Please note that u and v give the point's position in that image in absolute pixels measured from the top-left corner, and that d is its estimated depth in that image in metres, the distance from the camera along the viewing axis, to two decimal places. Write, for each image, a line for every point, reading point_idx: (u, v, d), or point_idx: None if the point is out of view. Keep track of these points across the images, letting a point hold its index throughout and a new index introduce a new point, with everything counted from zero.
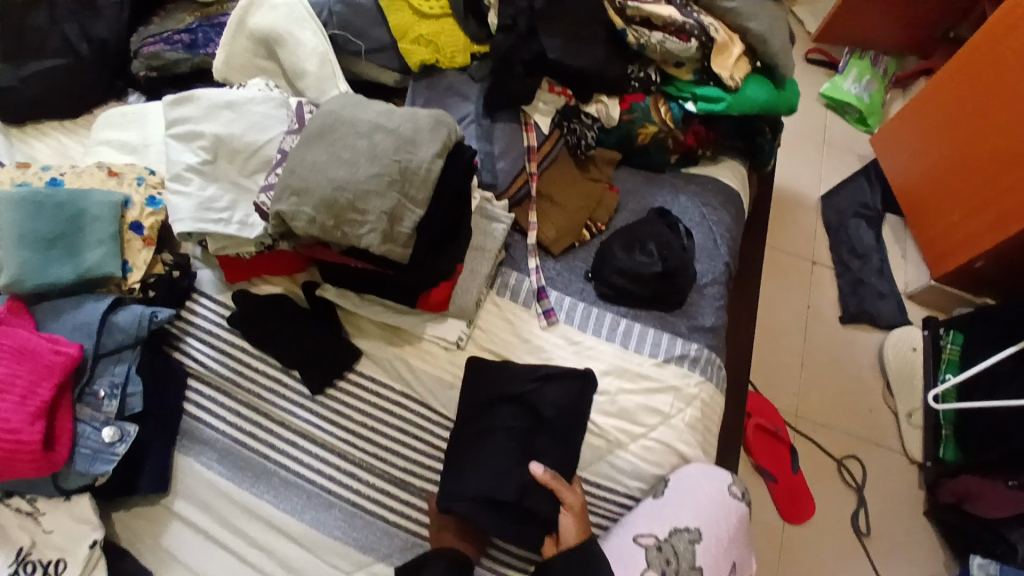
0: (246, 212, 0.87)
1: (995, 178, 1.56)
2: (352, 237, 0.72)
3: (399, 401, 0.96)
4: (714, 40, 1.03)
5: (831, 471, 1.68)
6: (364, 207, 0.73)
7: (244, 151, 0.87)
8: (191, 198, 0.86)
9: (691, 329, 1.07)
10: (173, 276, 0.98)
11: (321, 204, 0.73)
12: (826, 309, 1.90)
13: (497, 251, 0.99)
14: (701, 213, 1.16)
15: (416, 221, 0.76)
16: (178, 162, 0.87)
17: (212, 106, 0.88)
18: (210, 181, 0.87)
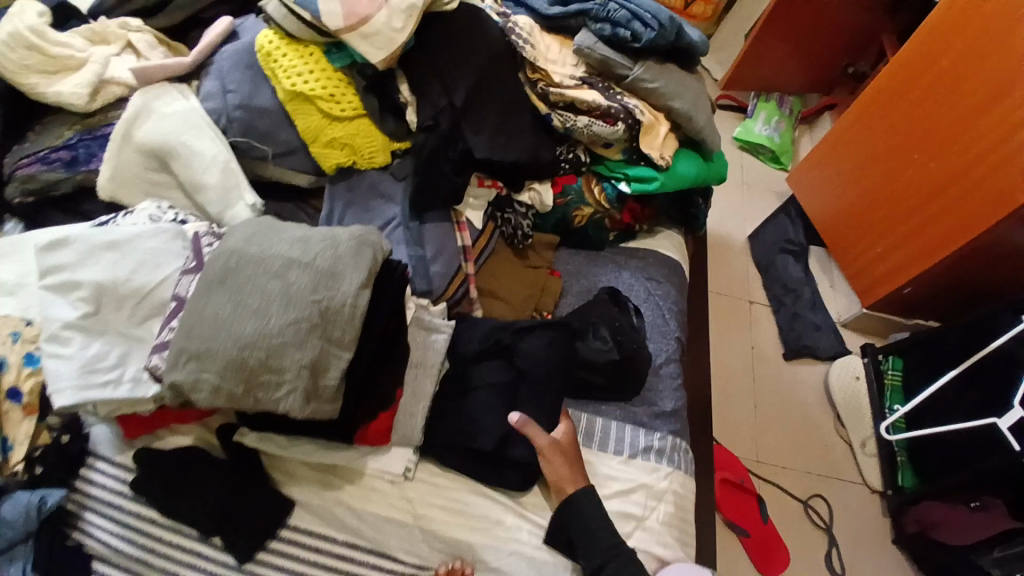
0: (140, 366, 0.75)
1: (906, 216, 1.66)
2: (267, 403, 0.63)
3: (343, 554, 0.85)
4: (642, 121, 1.00)
5: (799, 514, 1.64)
6: (280, 365, 0.63)
7: (133, 297, 0.76)
8: (71, 362, 0.72)
9: (653, 416, 1.01)
10: (62, 443, 0.84)
11: (227, 368, 0.63)
12: (769, 349, 1.89)
13: (439, 365, 0.90)
14: (646, 288, 1.13)
15: (343, 369, 0.66)
16: (53, 320, 0.73)
17: (90, 249, 0.76)
18: (94, 336, 0.74)
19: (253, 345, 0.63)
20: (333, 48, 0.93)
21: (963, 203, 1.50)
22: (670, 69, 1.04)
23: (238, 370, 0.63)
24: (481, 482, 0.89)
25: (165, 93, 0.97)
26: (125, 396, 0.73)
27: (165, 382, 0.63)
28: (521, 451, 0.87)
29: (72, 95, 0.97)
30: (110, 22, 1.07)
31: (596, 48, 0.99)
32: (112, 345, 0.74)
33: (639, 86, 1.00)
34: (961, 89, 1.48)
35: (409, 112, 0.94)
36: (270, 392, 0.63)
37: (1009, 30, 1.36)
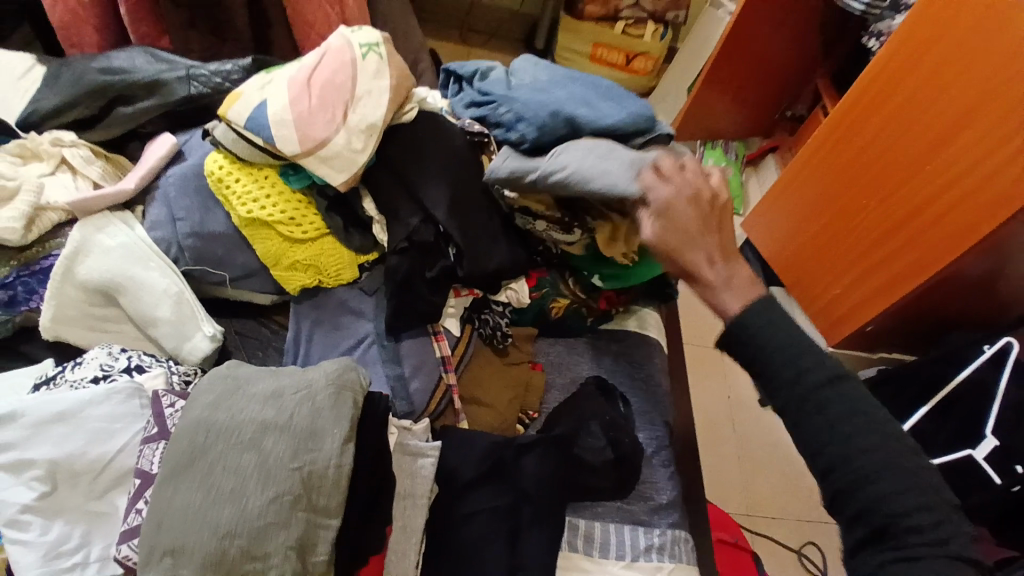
0: (107, 543, 0.68)
1: (857, 259, 1.69)
2: None
3: None
4: (599, 234, 0.95)
5: (793, 562, 1.61)
6: (265, 551, 0.58)
7: (91, 470, 0.69)
8: (31, 550, 0.64)
9: (651, 511, 0.99)
10: None
11: (206, 563, 0.57)
12: (747, 394, 1.89)
13: (428, 494, 0.84)
14: (629, 373, 1.12)
15: (333, 540, 0.61)
16: (7, 506, 0.65)
17: (39, 422, 0.69)
18: (53, 517, 0.66)
19: (232, 532, 0.58)
20: (289, 169, 0.90)
21: (917, 245, 1.50)
22: (600, 151, 0.88)
23: (218, 564, 0.57)
24: None
25: (108, 225, 0.91)
26: None
27: None
28: None
29: (6, 232, 0.90)
30: (43, 137, 1.02)
31: (515, 168, 0.90)
32: (75, 524, 0.67)
33: (570, 192, 0.87)
34: (919, 127, 1.46)
35: (377, 229, 0.92)
36: None
37: (962, 63, 1.35)
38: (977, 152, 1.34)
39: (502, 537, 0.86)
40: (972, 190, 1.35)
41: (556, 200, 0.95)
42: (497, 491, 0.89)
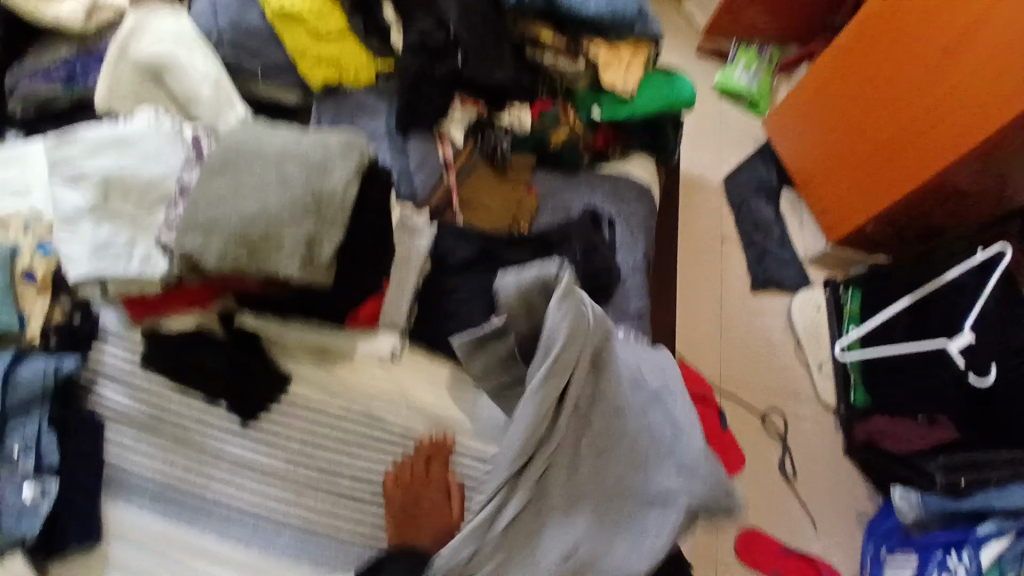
0: (148, 249, 0.85)
1: (871, 160, 1.72)
2: (268, 267, 0.73)
3: (341, 415, 0.99)
4: (598, 59, 1.10)
5: (756, 426, 1.86)
6: (280, 237, 0.73)
7: (139, 187, 0.86)
8: (83, 240, 0.84)
9: (618, 318, 1.12)
10: (73, 323, 0.95)
11: (233, 239, 0.73)
12: (736, 282, 2.01)
13: (420, 263, 0.99)
14: (615, 206, 1.18)
15: (336, 245, 0.76)
16: (68, 207, 0.86)
17: (100, 146, 0.88)
18: (105, 220, 0.85)
19: (255, 221, 0.73)
20: None
21: (919, 151, 1.58)
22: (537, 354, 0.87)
23: (242, 239, 0.73)
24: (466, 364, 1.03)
25: (160, 14, 1.05)
26: (135, 270, 0.83)
27: (180, 251, 0.73)
28: None
29: (70, 17, 1.06)
30: None
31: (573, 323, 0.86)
32: (121, 229, 0.85)
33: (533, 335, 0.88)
34: (937, 33, 1.49)
35: (393, 34, 1.02)
36: (271, 257, 0.73)
37: None
38: (990, 59, 1.39)
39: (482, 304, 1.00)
40: (981, 96, 1.41)
41: (568, 24, 1.08)
42: (480, 273, 1.02)
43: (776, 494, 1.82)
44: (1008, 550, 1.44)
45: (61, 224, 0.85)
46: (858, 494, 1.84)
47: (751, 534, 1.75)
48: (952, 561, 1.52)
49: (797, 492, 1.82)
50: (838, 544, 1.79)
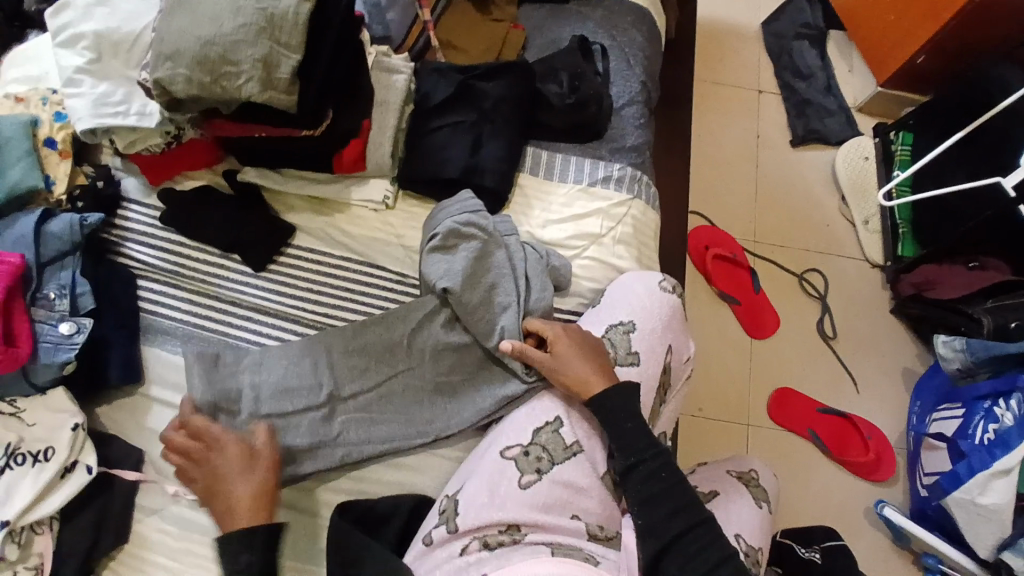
0: (142, 104, 0.93)
1: None
2: (232, 88, 0.79)
3: (341, 261, 1.02)
4: None
5: (793, 286, 1.66)
6: (236, 58, 0.78)
7: (125, 42, 0.92)
8: (85, 99, 0.91)
9: (613, 152, 1.08)
10: (97, 186, 1.02)
11: (194, 62, 0.78)
12: (776, 136, 1.80)
13: (399, 103, 0.99)
14: (610, 36, 1.15)
15: (293, 65, 0.80)
16: (67, 67, 0.92)
17: (87, 7, 0.94)
18: (101, 80, 0.92)
19: (212, 42, 0.79)
20: None
21: None
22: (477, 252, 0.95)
23: (203, 63, 0.78)
24: None
25: None
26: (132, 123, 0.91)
27: (151, 79, 0.80)
28: (484, 178, 1.00)
29: None
30: None
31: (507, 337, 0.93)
32: (117, 87, 0.92)
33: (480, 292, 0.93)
34: None
35: None
36: (232, 78, 0.79)
37: None
38: None
39: (469, 138, 1.01)
40: None
41: None
42: (463, 111, 1.02)
43: (816, 357, 1.60)
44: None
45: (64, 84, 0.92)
46: (913, 354, 1.62)
47: (784, 392, 1.54)
48: (998, 409, 1.25)
49: (836, 351, 1.61)
50: (880, 406, 1.57)
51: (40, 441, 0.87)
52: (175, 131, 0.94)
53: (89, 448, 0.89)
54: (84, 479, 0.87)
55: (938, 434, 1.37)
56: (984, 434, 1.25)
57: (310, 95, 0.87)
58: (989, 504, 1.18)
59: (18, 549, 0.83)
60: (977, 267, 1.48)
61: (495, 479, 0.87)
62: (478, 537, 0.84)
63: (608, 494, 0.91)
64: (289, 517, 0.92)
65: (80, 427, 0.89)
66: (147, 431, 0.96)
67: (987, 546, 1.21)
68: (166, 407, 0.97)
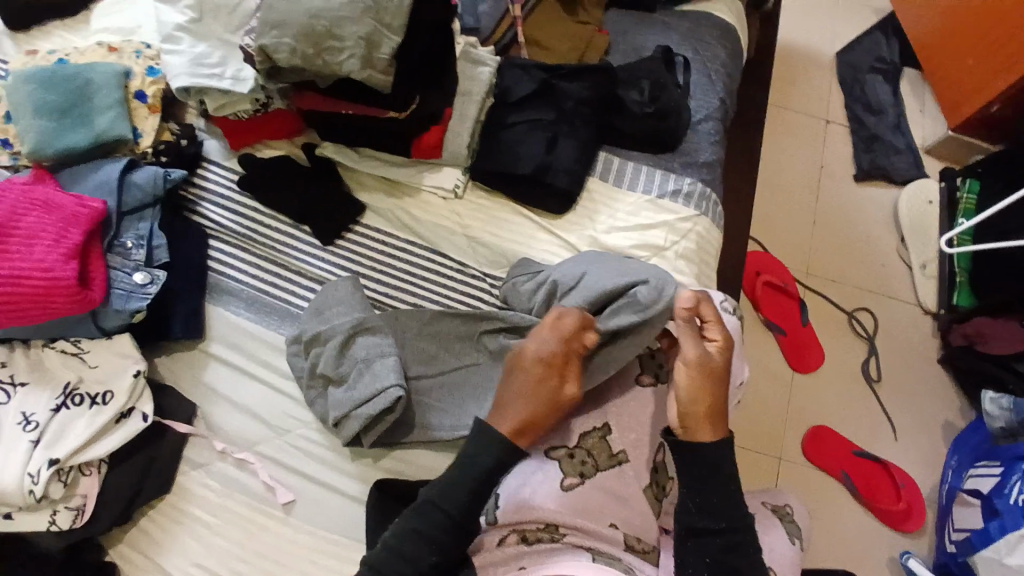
0: (236, 68, 0.96)
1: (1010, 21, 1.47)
2: (333, 63, 0.83)
3: (406, 245, 1.03)
4: None
5: (840, 322, 1.62)
6: (342, 34, 0.82)
7: (226, 6, 0.96)
8: (183, 57, 0.95)
9: (685, 166, 1.07)
10: (181, 144, 1.06)
11: (300, 33, 0.82)
12: (839, 168, 1.77)
13: (482, 95, 1.00)
14: (693, 49, 1.14)
15: (394, 47, 0.84)
16: (167, 23, 0.96)
17: None
18: (200, 41, 0.96)
19: (319, 15, 0.82)
20: None
21: None
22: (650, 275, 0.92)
23: (309, 36, 0.82)
24: (523, 201, 1.04)
25: None
26: (228, 86, 0.94)
27: (256, 46, 0.84)
28: (554, 177, 1.00)
29: None
30: None
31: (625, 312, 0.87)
32: (215, 49, 0.96)
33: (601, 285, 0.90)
34: None
35: None
36: (333, 53, 0.83)
37: None
38: None
39: (545, 135, 1.01)
40: None
41: None
42: (542, 109, 1.03)
43: (857, 397, 1.56)
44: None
45: (163, 40, 0.96)
46: (958, 407, 1.57)
47: (819, 429, 1.51)
48: None
49: (878, 394, 1.57)
50: (917, 455, 1.52)
51: (100, 384, 0.90)
52: (264, 99, 0.98)
53: (146, 397, 0.92)
54: (137, 427, 0.90)
55: (974, 491, 1.33)
56: (1019, 495, 1.19)
57: (403, 77, 0.89)
58: (1015, 565, 1.13)
59: (63, 489, 0.86)
60: None
61: (541, 476, 0.87)
62: (517, 531, 0.85)
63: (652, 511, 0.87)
64: (328, 487, 0.93)
65: (141, 375, 0.92)
66: (202, 386, 0.98)
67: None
68: (223, 366, 0.99)
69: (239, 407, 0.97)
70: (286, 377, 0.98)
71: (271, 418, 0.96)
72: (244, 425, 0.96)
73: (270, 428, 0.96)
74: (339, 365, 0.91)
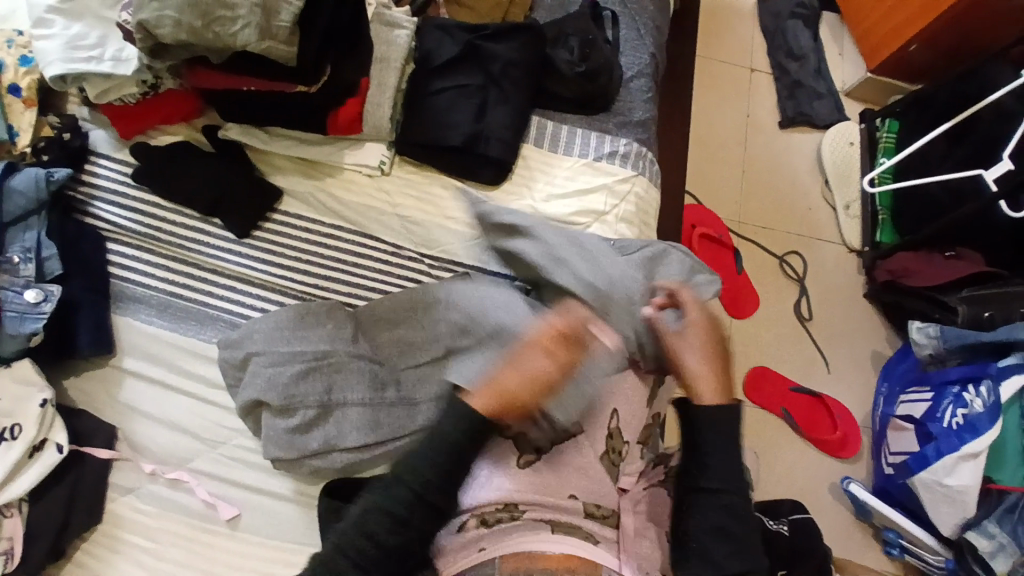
0: (117, 48, 0.84)
1: None
2: (226, 35, 0.75)
3: (330, 231, 0.96)
4: None
5: (774, 268, 1.67)
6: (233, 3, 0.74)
7: None
8: (55, 42, 0.83)
9: (620, 126, 1.04)
10: (64, 138, 0.93)
11: (185, 3, 0.73)
12: (765, 116, 1.79)
13: (401, 61, 0.93)
14: (620, 3, 1.10)
15: (293, 13, 0.76)
16: (39, 5, 0.84)
17: None
18: (73, 20, 0.84)
19: None
20: None
21: None
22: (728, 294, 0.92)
23: (195, 6, 0.73)
24: (456, 174, 0.98)
25: None
26: (106, 70, 0.83)
27: (134, 21, 0.74)
28: (486, 147, 0.95)
29: None
30: None
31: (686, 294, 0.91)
32: (92, 29, 0.84)
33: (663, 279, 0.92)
34: None
35: None
36: (227, 25, 0.75)
37: None
38: None
39: (474, 101, 0.95)
40: None
41: None
42: (468, 73, 0.96)
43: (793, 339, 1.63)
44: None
45: (34, 24, 0.84)
46: (883, 338, 1.67)
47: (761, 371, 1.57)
48: (967, 395, 1.28)
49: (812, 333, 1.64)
50: (849, 387, 1.62)
51: (6, 417, 0.80)
52: (153, 81, 0.87)
53: (59, 425, 0.83)
54: (54, 459, 0.81)
55: (907, 416, 1.42)
56: (953, 419, 1.28)
57: (310, 47, 0.80)
58: (955, 485, 1.23)
59: None
60: (951, 258, 1.52)
61: (498, 459, 0.85)
62: (476, 513, 0.82)
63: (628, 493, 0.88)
64: (273, 495, 0.88)
65: (49, 402, 0.83)
66: (120, 406, 0.90)
67: (949, 526, 1.27)
68: (141, 380, 0.91)
69: (168, 423, 0.90)
70: (213, 386, 0.91)
71: (202, 431, 0.90)
72: (175, 442, 0.89)
73: (203, 441, 0.89)
74: (269, 366, 0.85)
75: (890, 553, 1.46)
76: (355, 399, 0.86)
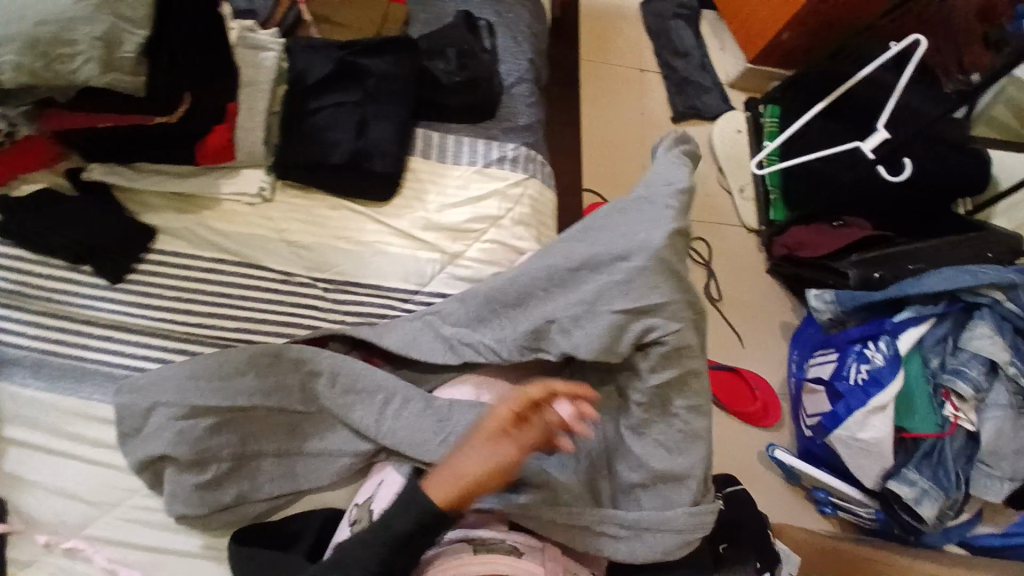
0: None
1: None
2: (67, 72, 0.70)
3: (212, 266, 0.92)
4: None
5: None
6: (72, 37, 0.68)
7: None
8: None
9: (506, 131, 1.06)
10: None
11: (19, 42, 0.67)
12: (658, 112, 1.87)
13: (270, 84, 0.91)
14: (494, 12, 1.13)
15: (140, 43, 0.71)
16: None
17: None
18: None
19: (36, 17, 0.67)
20: None
21: None
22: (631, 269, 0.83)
23: (32, 45, 0.67)
24: (344, 193, 0.96)
25: None
26: None
27: None
28: (372, 162, 0.93)
29: None
30: None
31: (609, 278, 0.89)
32: None
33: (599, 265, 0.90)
34: None
35: None
36: (69, 62, 0.69)
37: None
38: None
39: (353, 117, 0.94)
40: None
41: None
42: (344, 90, 0.95)
43: None
44: (926, 334, 1.30)
45: None
46: (789, 310, 1.76)
47: None
48: (868, 351, 1.34)
49: (723, 313, 1.72)
50: (763, 359, 1.70)
51: None
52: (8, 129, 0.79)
53: None
54: None
55: (817, 378, 1.48)
56: (858, 374, 1.34)
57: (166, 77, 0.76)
58: (868, 438, 1.30)
59: None
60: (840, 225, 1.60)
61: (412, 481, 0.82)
62: None
63: (682, 547, 0.80)
64: (177, 554, 0.82)
65: None
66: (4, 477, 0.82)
67: (871, 477, 1.35)
68: (24, 448, 0.83)
69: (58, 489, 0.82)
70: (100, 445, 0.84)
71: (92, 495, 0.82)
72: (67, 510, 0.81)
73: (96, 505, 0.82)
74: (177, 420, 0.81)
75: (823, 511, 1.53)
76: (270, 450, 0.85)
